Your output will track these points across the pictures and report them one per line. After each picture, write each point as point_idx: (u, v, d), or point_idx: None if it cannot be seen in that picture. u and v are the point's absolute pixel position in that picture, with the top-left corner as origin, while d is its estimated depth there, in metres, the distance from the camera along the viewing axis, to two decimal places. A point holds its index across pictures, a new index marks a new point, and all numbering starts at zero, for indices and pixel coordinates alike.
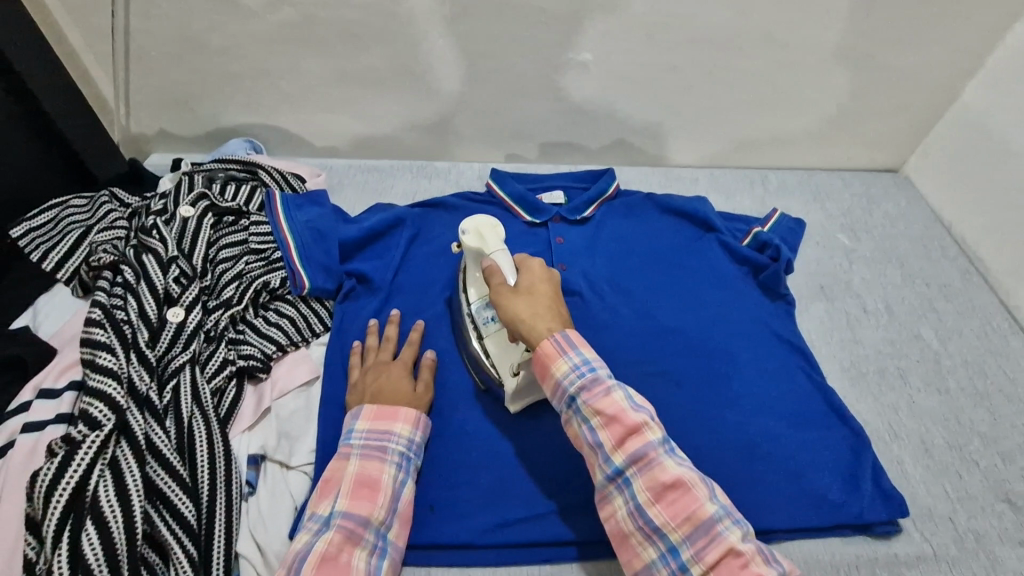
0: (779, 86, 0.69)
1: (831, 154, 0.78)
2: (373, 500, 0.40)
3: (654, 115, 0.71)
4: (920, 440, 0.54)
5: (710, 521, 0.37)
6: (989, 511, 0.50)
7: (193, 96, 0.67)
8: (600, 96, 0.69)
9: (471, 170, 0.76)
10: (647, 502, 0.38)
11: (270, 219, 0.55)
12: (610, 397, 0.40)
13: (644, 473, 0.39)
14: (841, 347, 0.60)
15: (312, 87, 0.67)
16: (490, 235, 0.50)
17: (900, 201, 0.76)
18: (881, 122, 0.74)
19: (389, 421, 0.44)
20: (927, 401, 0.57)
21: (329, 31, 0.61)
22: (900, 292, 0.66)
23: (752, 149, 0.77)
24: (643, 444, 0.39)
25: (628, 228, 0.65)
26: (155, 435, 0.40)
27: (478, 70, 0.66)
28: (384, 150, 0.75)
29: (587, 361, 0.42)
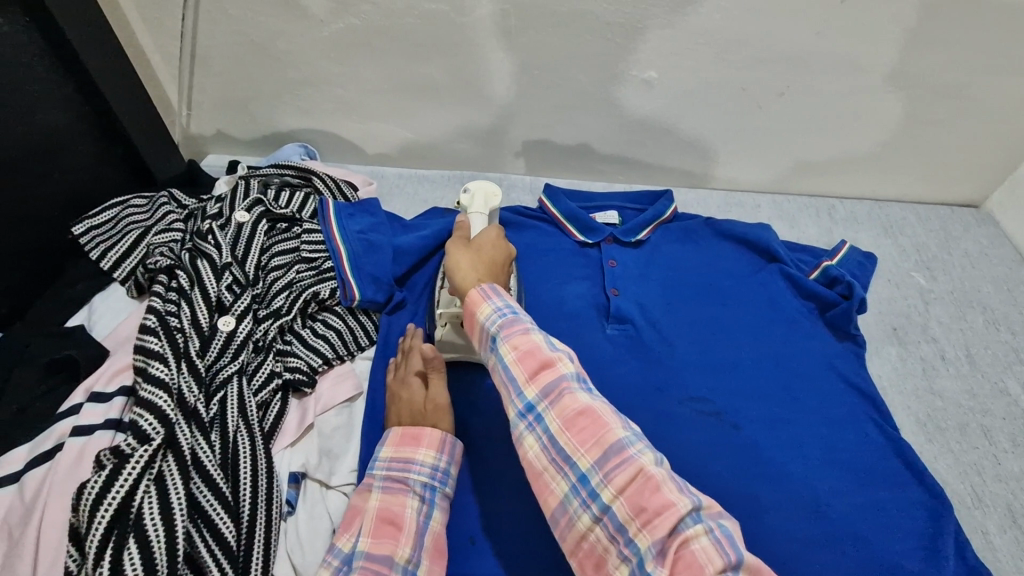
0: (856, 112, 0.65)
1: (906, 185, 0.73)
2: (396, 538, 0.39)
3: (717, 137, 0.68)
4: (1006, 507, 0.49)
5: (620, 446, 0.35)
6: None
7: (253, 99, 0.67)
8: (662, 115, 0.66)
9: (522, 185, 0.74)
10: (559, 431, 0.36)
11: (324, 226, 0.54)
12: (527, 334, 0.39)
13: (557, 403, 0.37)
14: (916, 396, 0.56)
15: (369, 95, 0.66)
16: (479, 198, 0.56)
17: (981, 239, 0.71)
18: (965, 154, 0.69)
19: (412, 448, 0.42)
20: (1015, 464, 0.52)
21: (391, 40, 0.61)
22: (982, 340, 0.61)
23: (819, 177, 0.73)
24: (555, 376, 0.37)
25: (685, 254, 0.62)
26: (200, 450, 0.39)
27: (538, 84, 0.64)
28: (435, 161, 0.74)
29: (509, 305, 0.41)
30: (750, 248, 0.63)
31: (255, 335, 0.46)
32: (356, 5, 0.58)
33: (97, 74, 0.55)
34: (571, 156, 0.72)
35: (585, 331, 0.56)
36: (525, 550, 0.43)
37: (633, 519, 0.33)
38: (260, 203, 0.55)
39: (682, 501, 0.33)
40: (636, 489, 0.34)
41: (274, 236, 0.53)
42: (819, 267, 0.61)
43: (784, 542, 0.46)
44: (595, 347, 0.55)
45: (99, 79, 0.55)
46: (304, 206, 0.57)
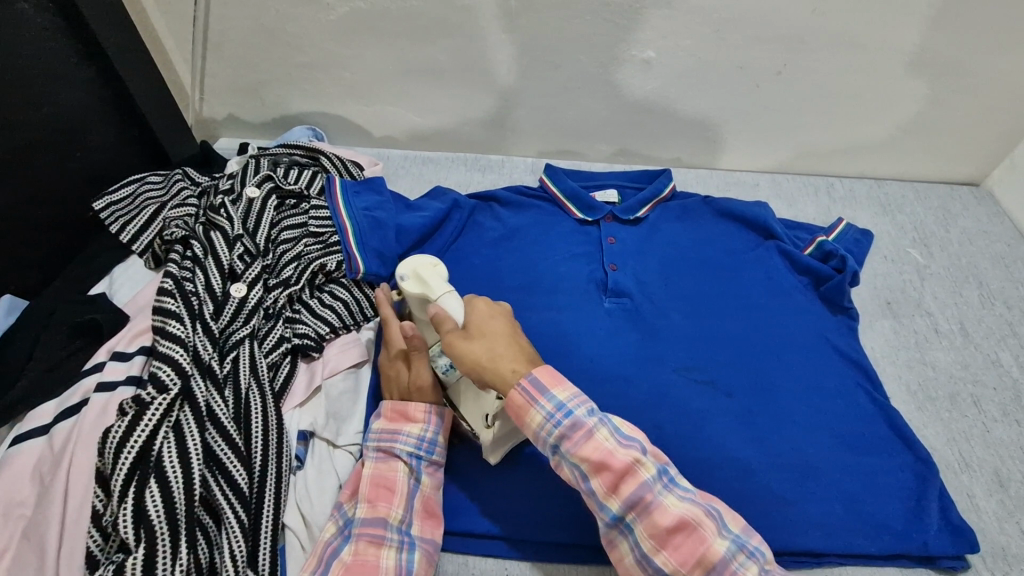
0: (854, 90, 0.66)
1: (906, 163, 0.74)
2: (389, 501, 0.42)
3: (715, 116, 0.69)
4: (994, 473, 0.50)
5: (721, 559, 0.36)
6: None
7: (263, 83, 0.70)
8: (661, 95, 0.67)
9: (524, 166, 0.75)
10: (653, 549, 0.37)
11: (330, 204, 0.56)
12: (593, 441, 0.39)
13: (645, 518, 0.38)
14: (909, 368, 0.57)
15: (375, 78, 0.68)
16: (431, 276, 0.45)
17: (981, 217, 0.71)
18: (965, 132, 0.70)
19: (400, 420, 0.45)
20: (1005, 433, 0.53)
21: (396, 23, 0.63)
22: (977, 314, 0.61)
23: (818, 156, 0.73)
24: (637, 487, 0.38)
25: (682, 231, 0.64)
26: (215, 404, 0.41)
27: (539, 65, 0.65)
28: (439, 143, 0.76)
29: (561, 404, 0.40)
30: (747, 225, 0.64)
31: (267, 301, 0.49)
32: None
33: (116, 57, 0.57)
34: (572, 137, 0.74)
35: (583, 305, 0.58)
36: (521, 506, 0.46)
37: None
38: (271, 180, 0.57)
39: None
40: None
41: (284, 211, 0.56)
42: (816, 243, 0.62)
43: (773, 503, 0.47)
44: (593, 320, 0.57)
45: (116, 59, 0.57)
46: (312, 183, 0.59)
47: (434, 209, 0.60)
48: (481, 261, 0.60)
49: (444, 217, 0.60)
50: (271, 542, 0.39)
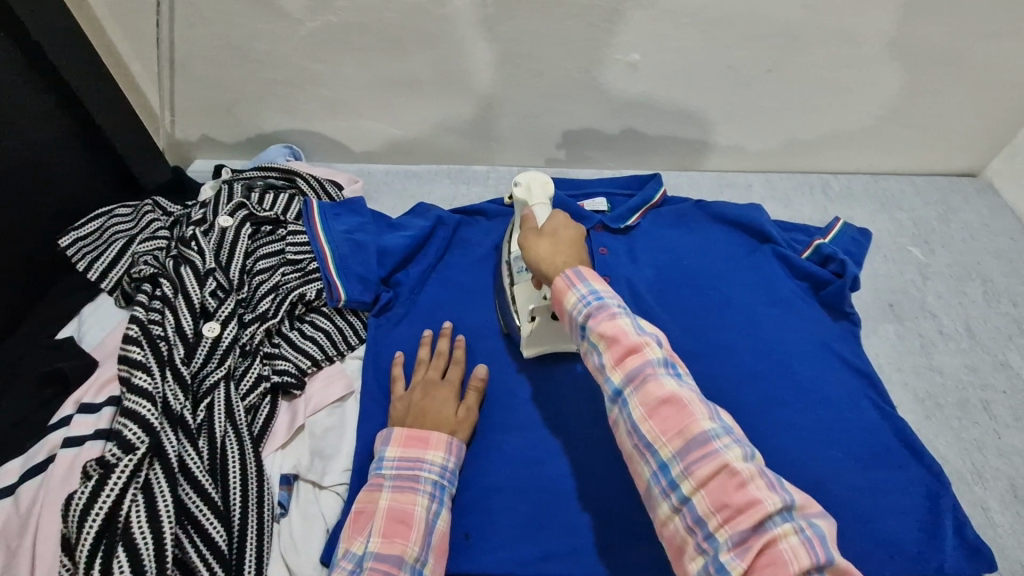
0: (846, 86, 0.64)
1: (902, 157, 0.72)
2: (406, 537, 0.39)
3: (704, 117, 0.67)
4: (1008, 482, 0.48)
5: (705, 440, 0.34)
6: None
7: (235, 103, 0.67)
8: (648, 99, 0.65)
9: (510, 176, 0.73)
10: (641, 417, 0.36)
11: (307, 225, 0.54)
12: (613, 320, 0.38)
13: (641, 389, 0.36)
14: (916, 374, 0.55)
15: (351, 93, 0.66)
16: (537, 187, 0.53)
17: (982, 210, 0.69)
18: (962, 124, 0.68)
19: (421, 448, 0.43)
20: (1017, 438, 0.51)
21: (369, 36, 0.60)
22: (983, 313, 0.59)
23: (812, 154, 0.71)
24: (641, 363, 0.37)
25: (676, 239, 0.62)
26: (188, 457, 0.39)
27: (521, 74, 0.63)
28: (422, 156, 0.73)
29: (594, 290, 0.40)
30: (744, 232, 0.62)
31: (243, 338, 0.46)
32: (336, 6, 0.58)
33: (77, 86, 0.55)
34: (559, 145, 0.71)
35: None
36: (517, 543, 0.44)
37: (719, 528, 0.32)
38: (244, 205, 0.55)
39: (776, 506, 0.32)
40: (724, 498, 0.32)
41: (259, 237, 0.53)
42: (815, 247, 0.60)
43: None
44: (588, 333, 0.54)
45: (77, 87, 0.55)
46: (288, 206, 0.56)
47: (417, 226, 0.57)
48: (470, 273, 0.57)
49: (430, 235, 0.57)
50: None
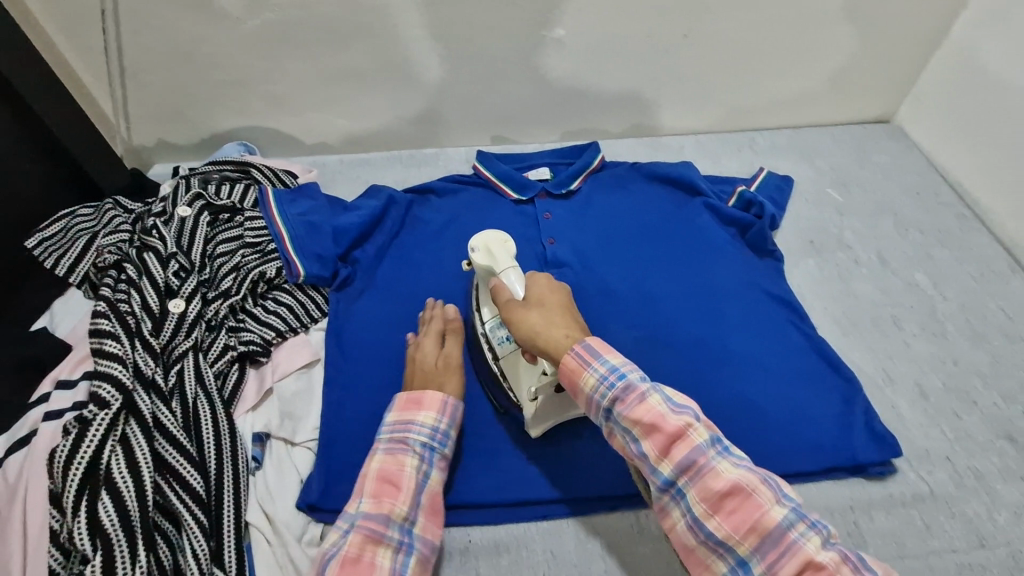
0: (760, 46, 0.69)
1: (819, 110, 0.77)
2: (394, 496, 0.41)
3: (634, 86, 0.72)
4: (915, 384, 0.54)
5: (780, 530, 0.36)
6: (990, 449, 0.50)
7: (188, 105, 0.70)
8: (579, 72, 0.70)
9: (458, 156, 0.77)
10: (704, 514, 0.38)
11: (264, 210, 0.57)
12: (645, 404, 0.40)
13: (699, 483, 0.38)
14: (836, 299, 0.60)
15: (299, 87, 0.69)
16: (499, 250, 0.51)
17: (894, 153, 0.76)
18: (869, 74, 0.73)
19: (413, 410, 0.45)
20: (923, 347, 0.56)
21: (311, 30, 0.64)
22: (895, 242, 0.65)
23: (737, 113, 0.76)
24: (689, 451, 0.39)
25: (616, 200, 0.66)
26: (161, 413, 0.43)
27: (458, 57, 0.67)
28: (373, 144, 0.77)
29: (614, 369, 0.42)
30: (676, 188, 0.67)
31: (208, 312, 0.50)
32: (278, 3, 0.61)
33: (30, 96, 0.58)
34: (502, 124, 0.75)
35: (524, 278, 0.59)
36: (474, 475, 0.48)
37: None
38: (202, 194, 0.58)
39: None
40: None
41: (218, 223, 0.56)
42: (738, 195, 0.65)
43: None
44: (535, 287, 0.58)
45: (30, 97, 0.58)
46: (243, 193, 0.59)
47: (369, 205, 0.60)
48: (424, 246, 0.60)
49: (382, 215, 0.60)
50: (233, 536, 0.42)
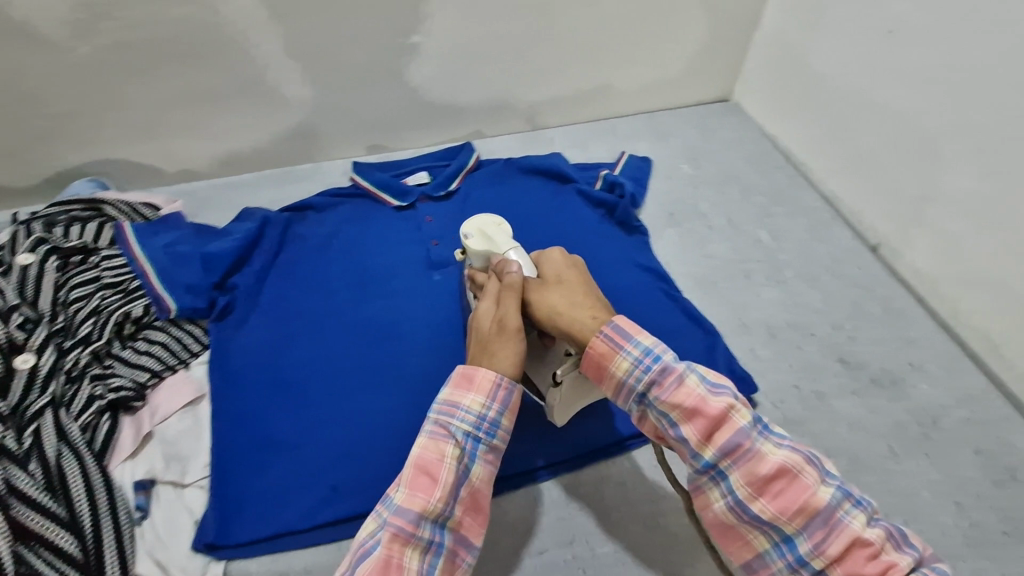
0: (598, 37, 0.74)
1: (662, 96, 0.84)
2: (430, 489, 0.39)
3: (493, 91, 0.75)
4: (766, 328, 0.61)
5: (829, 510, 0.36)
6: (829, 372, 0.59)
7: (24, 146, 0.65)
8: (437, 75, 0.71)
9: (336, 167, 0.76)
10: (748, 497, 0.37)
11: (121, 247, 0.54)
12: (685, 387, 0.39)
13: (745, 468, 0.38)
14: (698, 266, 0.66)
15: (145, 113, 0.65)
16: (495, 234, 0.51)
17: (733, 127, 0.84)
18: (693, 60, 0.81)
19: (465, 390, 0.41)
20: (770, 292, 0.64)
21: (142, 49, 0.60)
22: (737, 207, 0.73)
23: (591, 104, 0.81)
24: (733, 434, 0.38)
25: (490, 193, 0.68)
26: (19, 479, 0.41)
27: (314, 66, 0.66)
28: (240, 165, 0.74)
29: (647, 350, 0.41)
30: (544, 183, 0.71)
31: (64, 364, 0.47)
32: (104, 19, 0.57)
33: None
34: (371, 133, 0.75)
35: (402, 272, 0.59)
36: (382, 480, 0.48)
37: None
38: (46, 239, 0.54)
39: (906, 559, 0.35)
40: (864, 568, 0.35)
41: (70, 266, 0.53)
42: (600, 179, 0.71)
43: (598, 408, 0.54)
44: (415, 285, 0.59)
45: None
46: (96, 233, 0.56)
47: (240, 231, 0.58)
48: (315, 262, 0.59)
49: (256, 235, 0.58)
50: None
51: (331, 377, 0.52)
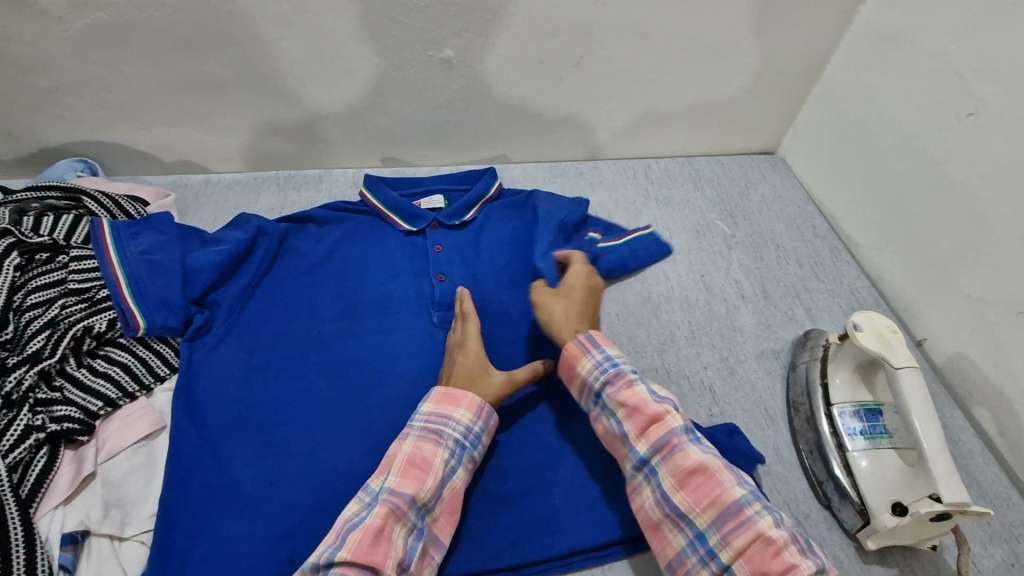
0: (634, 64, 1.25)
1: (683, 141, 1.47)
2: (418, 482, 0.79)
3: (588, 184, 1.41)
4: (774, 446, 1.00)
5: (733, 507, 0.77)
6: (807, 505, 0.94)
7: (351, 57, 1.15)
8: (519, 66, 1.22)
9: (552, 186, 1.40)
10: (672, 487, 0.81)
11: (110, 290, 0.95)
12: (631, 392, 0.88)
13: (666, 463, 0.82)
14: (752, 353, 1.12)
15: (515, 67, 1.21)
16: (891, 337, 0.92)
17: (764, 181, 1.48)
18: (751, 167, 1.51)
19: (456, 406, 0.87)
20: (806, 434, 0.99)
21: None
22: (807, 283, 1.28)
23: (689, 154, 1.50)
24: (664, 435, 0.83)
25: (504, 229, 1.19)
26: None
27: (502, 73, 1.22)
28: (472, 94, 1.26)
29: (605, 360, 0.91)
30: (673, 261, 1.27)
31: (5, 384, 0.86)
32: (427, 47, 1.16)
33: (412, 39, 1.14)
34: (530, 134, 1.37)
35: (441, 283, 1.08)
36: None
37: (714, 513, 0.78)
38: (54, 248, 0.99)
39: (740, 491, 0.78)
40: (713, 493, 0.78)
41: (38, 276, 0.95)
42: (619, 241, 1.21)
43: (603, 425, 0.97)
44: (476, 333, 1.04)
45: (397, 47, 1.14)
46: (95, 284, 0.97)
47: (406, 209, 1.15)
48: (338, 276, 1.11)
49: (404, 211, 1.16)
50: None
51: (286, 434, 0.93)
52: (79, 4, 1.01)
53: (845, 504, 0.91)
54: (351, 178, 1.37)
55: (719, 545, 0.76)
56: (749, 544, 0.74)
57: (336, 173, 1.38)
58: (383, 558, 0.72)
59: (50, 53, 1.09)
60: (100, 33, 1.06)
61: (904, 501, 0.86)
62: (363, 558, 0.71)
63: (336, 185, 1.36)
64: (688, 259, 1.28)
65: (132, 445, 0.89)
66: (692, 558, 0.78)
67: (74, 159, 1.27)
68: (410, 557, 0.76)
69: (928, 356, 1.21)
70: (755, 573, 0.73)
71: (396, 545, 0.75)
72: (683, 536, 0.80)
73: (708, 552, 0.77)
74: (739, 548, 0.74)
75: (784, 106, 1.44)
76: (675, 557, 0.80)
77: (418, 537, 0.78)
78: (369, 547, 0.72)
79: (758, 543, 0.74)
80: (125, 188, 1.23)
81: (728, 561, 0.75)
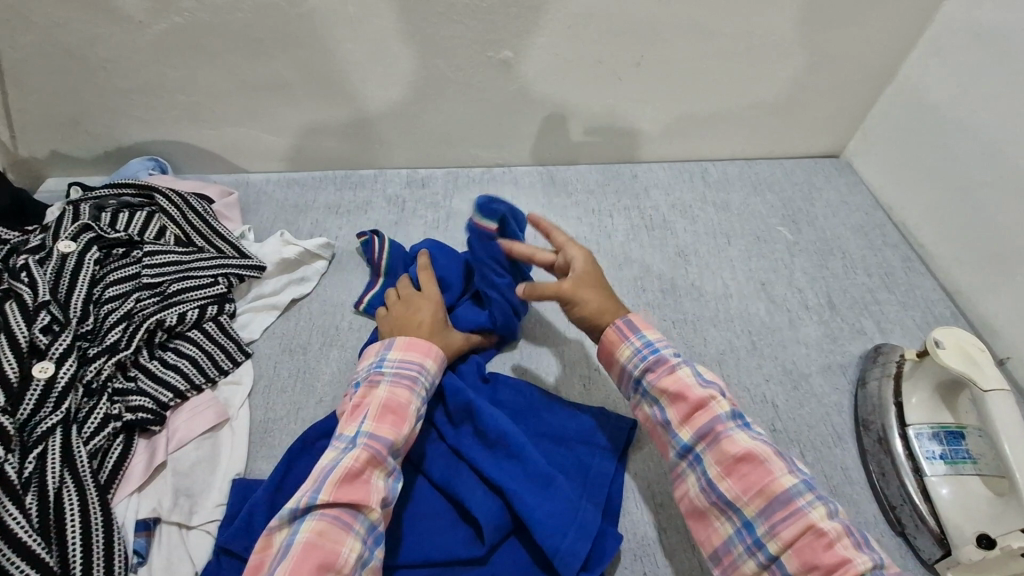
0: (695, 63, 1.22)
1: (744, 143, 1.42)
2: (395, 424, 0.78)
3: (643, 186, 1.38)
4: (842, 466, 0.95)
5: (785, 500, 0.71)
6: (879, 531, 0.89)
7: (411, 59, 1.16)
8: (578, 66, 1.20)
9: (606, 187, 1.38)
10: (721, 476, 0.75)
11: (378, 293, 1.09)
12: (675, 377, 0.80)
13: (718, 450, 0.75)
14: (818, 366, 1.07)
15: (572, 67, 1.20)
16: (978, 355, 0.87)
17: (828, 186, 1.41)
18: (814, 169, 1.45)
19: (421, 352, 0.86)
20: (879, 457, 0.93)
21: None
22: (877, 293, 1.21)
23: (748, 156, 1.45)
24: (712, 420, 0.77)
25: None
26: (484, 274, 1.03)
27: (558, 74, 1.21)
28: (528, 95, 1.25)
29: (645, 345, 0.84)
30: (732, 268, 1.23)
31: (86, 373, 0.89)
32: (486, 48, 1.15)
33: (471, 40, 1.14)
34: (585, 134, 1.35)
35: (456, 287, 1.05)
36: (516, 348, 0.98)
37: (762, 501, 0.72)
38: (129, 244, 1.04)
39: (791, 481, 0.72)
40: (762, 482, 0.72)
41: (114, 269, 0.99)
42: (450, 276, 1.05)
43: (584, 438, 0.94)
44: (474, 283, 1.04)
45: (455, 48, 1.15)
46: (166, 279, 1.01)
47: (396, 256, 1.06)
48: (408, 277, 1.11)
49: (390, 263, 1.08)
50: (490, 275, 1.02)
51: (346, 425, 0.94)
52: (158, 9, 1.06)
53: (922, 531, 0.86)
54: (405, 177, 1.38)
55: (768, 535, 0.71)
56: (799, 535, 0.69)
57: (391, 173, 1.39)
58: (368, 500, 0.71)
59: (129, 54, 1.13)
60: (176, 36, 1.10)
61: (993, 533, 0.82)
62: (343, 499, 0.69)
63: (390, 184, 1.37)
64: (749, 266, 1.23)
65: (200, 435, 0.91)
66: (739, 547, 0.73)
67: (146, 157, 1.32)
68: (392, 496, 0.76)
69: (1011, 376, 1.12)
70: (807, 565, 0.68)
71: (378, 487, 0.73)
72: (730, 524, 0.75)
73: (756, 541, 0.72)
74: (789, 540, 0.69)
75: (854, 107, 1.37)
76: (721, 545, 0.75)
77: (397, 479, 0.77)
78: (350, 488, 0.70)
79: (809, 534, 0.69)
80: (192, 186, 1.27)
81: (778, 552, 0.70)
